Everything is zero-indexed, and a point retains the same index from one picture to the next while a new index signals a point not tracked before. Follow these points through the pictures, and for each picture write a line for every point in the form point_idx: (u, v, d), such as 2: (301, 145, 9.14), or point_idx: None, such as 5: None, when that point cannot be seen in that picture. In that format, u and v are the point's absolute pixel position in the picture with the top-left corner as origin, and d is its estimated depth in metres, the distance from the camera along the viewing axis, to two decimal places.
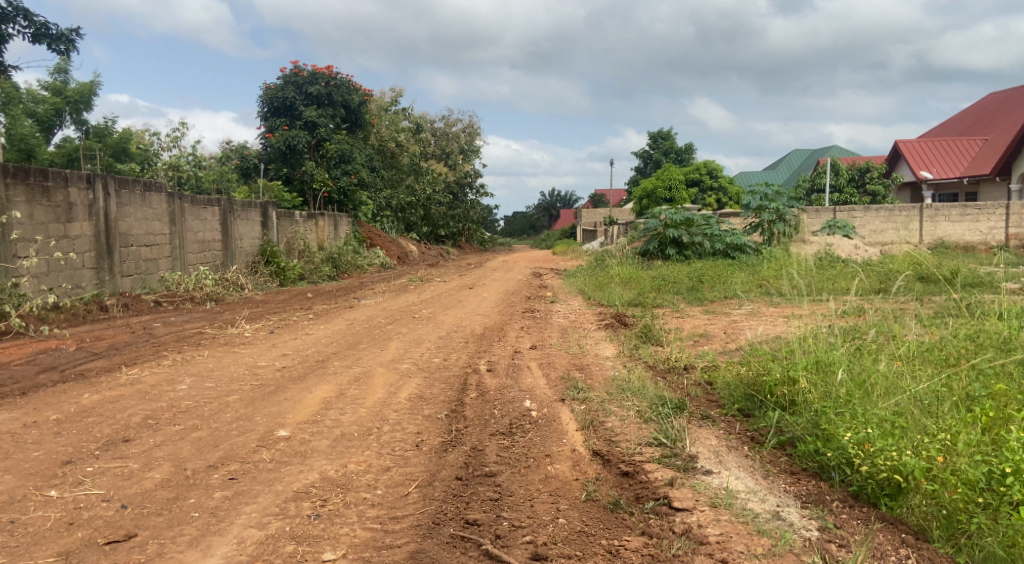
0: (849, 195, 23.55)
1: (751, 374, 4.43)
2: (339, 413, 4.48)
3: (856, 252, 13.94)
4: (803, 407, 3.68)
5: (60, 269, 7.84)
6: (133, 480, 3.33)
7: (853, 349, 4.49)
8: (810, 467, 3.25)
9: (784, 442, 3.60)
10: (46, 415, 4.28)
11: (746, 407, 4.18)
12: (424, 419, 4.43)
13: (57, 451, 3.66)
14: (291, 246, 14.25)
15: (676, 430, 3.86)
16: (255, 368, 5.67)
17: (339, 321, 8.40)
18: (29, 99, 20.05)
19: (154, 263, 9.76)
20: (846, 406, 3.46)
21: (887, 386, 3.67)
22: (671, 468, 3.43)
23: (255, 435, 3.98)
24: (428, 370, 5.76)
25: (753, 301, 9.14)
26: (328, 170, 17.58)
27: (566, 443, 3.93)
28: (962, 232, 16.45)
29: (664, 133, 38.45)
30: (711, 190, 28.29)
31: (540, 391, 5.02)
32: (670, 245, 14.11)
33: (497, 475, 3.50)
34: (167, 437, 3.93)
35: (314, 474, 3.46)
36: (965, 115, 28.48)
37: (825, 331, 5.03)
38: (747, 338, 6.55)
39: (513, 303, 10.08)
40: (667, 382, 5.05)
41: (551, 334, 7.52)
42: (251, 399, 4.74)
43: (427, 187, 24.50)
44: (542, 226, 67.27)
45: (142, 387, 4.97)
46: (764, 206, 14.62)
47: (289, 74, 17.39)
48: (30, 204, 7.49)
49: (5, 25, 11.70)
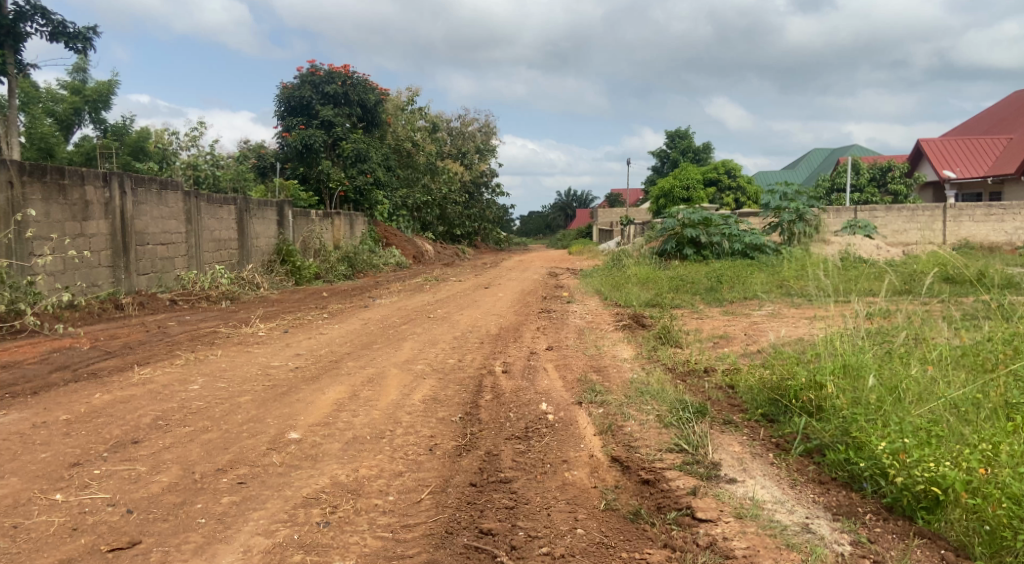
0: (870, 195, 23.17)
1: (774, 378, 4.29)
2: (352, 414, 4.39)
3: (878, 253, 13.65)
4: (831, 413, 3.53)
5: (76, 268, 7.84)
6: (140, 484, 3.25)
7: (883, 353, 4.31)
8: (840, 477, 3.10)
9: (811, 449, 3.44)
10: (56, 416, 4.23)
11: (770, 413, 4.03)
12: (438, 421, 4.33)
13: (65, 453, 3.60)
14: (307, 245, 14.19)
15: (698, 436, 3.73)
16: (267, 368, 5.60)
17: (354, 320, 8.34)
18: (49, 99, 20.22)
19: (170, 262, 9.75)
20: (878, 412, 3.30)
21: (920, 392, 3.51)
22: (693, 476, 3.30)
23: (265, 438, 3.90)
24: (442, 371, 5.66)
25: (774, 302, 8.98)
26: (344, 169, 17.50)
27: (584, 449, 3.81)
28: (986, 232, 16.08)
29: (681, 132, 38.17)
30: (728, 190, 28.03)
31: (557, 394, 4.90)
32: (687, 245, 13.96)
33: (513, 481, 3.39)
34: (176, 438, 3.86)
35: (325, 479, 3.36)
36: (991, 113, 27.91)
37: (851, 332, 4.89)
38: (769, 340, 6.38)
39: (529, 304, 9.97)
40: (687, 386, 4.91)
41: (568, 334, 7.42)
42: (264, 400, 4.67)
43: (443, 186, 24.44)
44: (557, 226, 67.10)
45: (154, 387, 4.92)
46: (784, 206, 14.40)
47: (306, 73, 17.34)
48: (47, 203, 7.50)
49: (24, 24, 11.79)
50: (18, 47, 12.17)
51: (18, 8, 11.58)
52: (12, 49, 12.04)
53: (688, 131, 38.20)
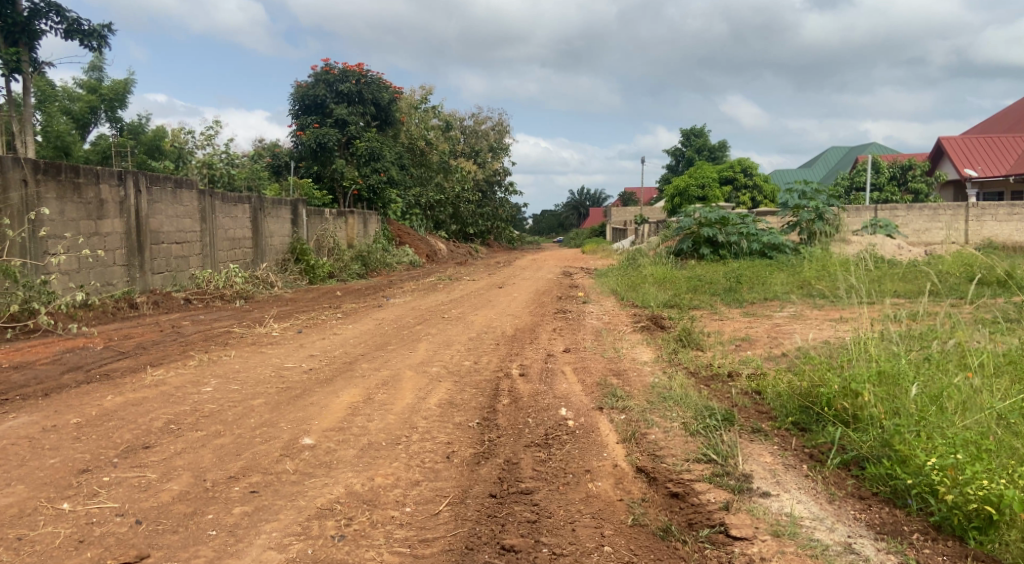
0: (890, 194, 22.80)
1: (805, 384, 4.12)
2: (367, 419, 4.27)
3: (900, 253, 13.37)
4: (869, 423, 3.36)
5: (91, 267, 7.80)
6: (150, 492, 3.15)
7: (921, 358, 4.12)
8: (882, 492, 2.94)
9: (848, 461, 3.28)
10: (66, 419, 4.15)
11: (801, 421, 3.85)
12: (454, 427, 4.21)
13: (74, 459, 3.52)
14: (321, 244, 14.14)
15: (727, 446, 3.58)
16: (281, 370, 5.50)
17: (368, 320, 8.24)
18: (66, 97, 20.33)
19: (184, 261, 9.70)
20: (920, 423, 3.13)
21: (964, 402, 3.33)
22: (725, 490, 3.14)
23: (278, 443, 3.79)
24: (458, 373, 5.54)
25: (795, 303, 8.77)
26: (358, 168, 17.43)
27: (607, 458, 3.66)
28: (1009, 232, 15.73)
29: (697, 130, 37.83)
30: (744, 189, 27.75)
31: (577, 399, 4.76)
32: (704, 244, 13.79)
33: (534, 493, 3.26)
34: (187, 444, 3.76)
35: (340, 489, 3.24)
36: (1012, 111, 27.42)
37: (884, 337, 4.69)
38: (794, 343, 6.18)
39: (544, 304, 9.84)
40: (712, 391, 4.75)
41: (585, 336, 7.27)
42: (277, 403, 4.56)
43: (456, 185, 24.35)
44: (570, 225, 67.08)
45: (167, 389, 4.83)
46: (802, 205, 14.14)
47: (321, 72, 17.26)
48: (61, 201, 7.45)
49: (39, 21, 11.80)
50: (34, 46, 12.19)
51: (33, 6, 11.59)
52: (27, 47, 12.07)
53: (703, 130, 37.88)
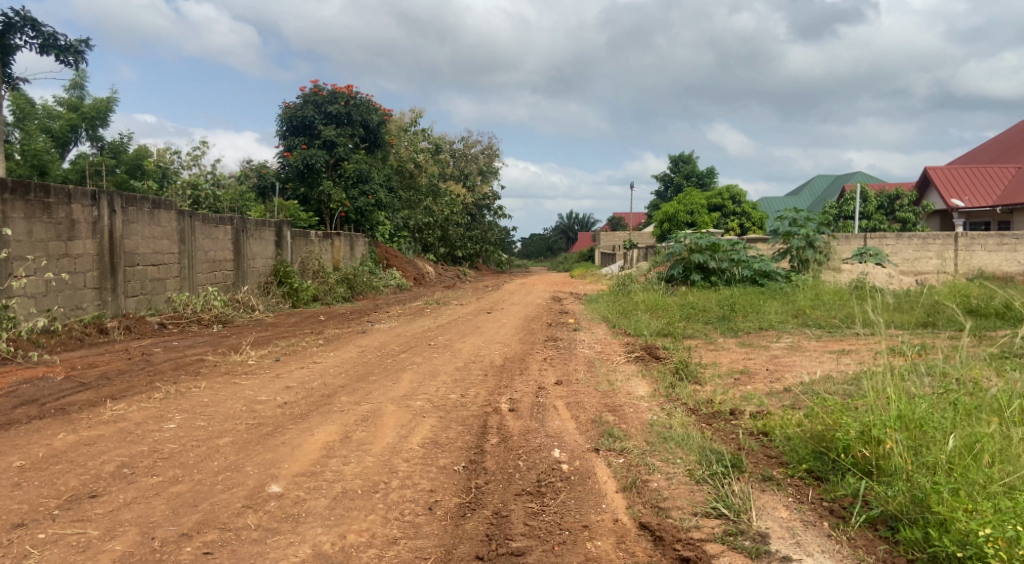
0: (878, 223, 22.85)
1: (818, 427, 3.76)
2: (342, 462, 3.89)
3: (891, 282, 13.17)
4: (895, 475, 3.05)
5: (59, 290, 7.41)
6: (88, 554, 2.81)
7: (944, 398, 3.78)
8: (918, 559, 2.64)
9: (874, 519, 2.96)
10: (10, 461, 3.76)
11: (816, 468, 3.51)
12: (438, 471, 3.84)
13: (10, 511, 3.14)
14: (306, 266, 13.75)
15: (739, 498, 3.24)
16: (253, 404, 5.10)
17: (350, 347, 7.84)
18: (45, 115, 19.94)
19: (161, 283, 9.29)
20: (959, 479, 2.82)
21: (1000, 454, 3.04)
22: (741, 554, 2.82)
23: (242, 491, 3.41)
24: (444, 408, 5.16)
25: (793, 334, 8.46)
26: (346, 190, 17.17)
27: (606, 511, 3.31)
28: (998, 262, 15.61)
29: (686, 156, 38.03)
30: (732, 216, 27.68)
31: (571, 439, 4.40)
32: (695, 270, 13.49)
33: (526, 554, 2.91)
34: (140, 492, 3.38)
35: (306, 549, 2.89)
36: (996, 142, 27.63)
37: (900, 372, 4.35)
38: (796, 378, 5.85)
39: (534, 331, 9.48)
40: (715, 432, 4.38)
41: (577, 366, 6.94)
42: (245, 443, 4.16)
43: (445, 208, 24.04)
44: (559, 248, 67.15)
45: (125, 426, 4.42)
46: (793, 232, 13.84)
47: (309, 93, 16.95)
48: (29, 221, 7.06)
49: (14, 36, 11.43)
50: (7, 60, 11.80)
51: (7, 20, 11.21)
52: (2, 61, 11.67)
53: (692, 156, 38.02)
